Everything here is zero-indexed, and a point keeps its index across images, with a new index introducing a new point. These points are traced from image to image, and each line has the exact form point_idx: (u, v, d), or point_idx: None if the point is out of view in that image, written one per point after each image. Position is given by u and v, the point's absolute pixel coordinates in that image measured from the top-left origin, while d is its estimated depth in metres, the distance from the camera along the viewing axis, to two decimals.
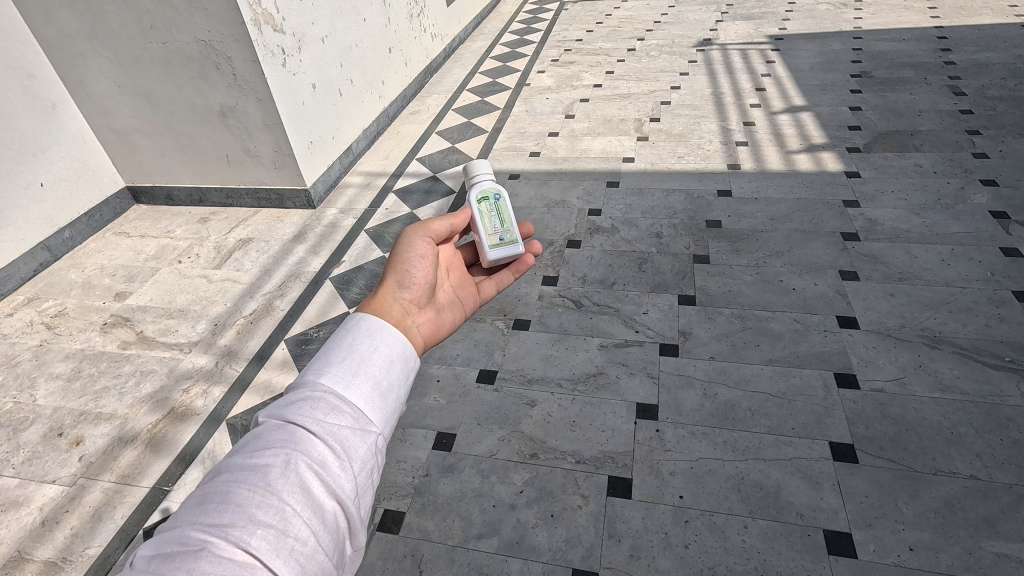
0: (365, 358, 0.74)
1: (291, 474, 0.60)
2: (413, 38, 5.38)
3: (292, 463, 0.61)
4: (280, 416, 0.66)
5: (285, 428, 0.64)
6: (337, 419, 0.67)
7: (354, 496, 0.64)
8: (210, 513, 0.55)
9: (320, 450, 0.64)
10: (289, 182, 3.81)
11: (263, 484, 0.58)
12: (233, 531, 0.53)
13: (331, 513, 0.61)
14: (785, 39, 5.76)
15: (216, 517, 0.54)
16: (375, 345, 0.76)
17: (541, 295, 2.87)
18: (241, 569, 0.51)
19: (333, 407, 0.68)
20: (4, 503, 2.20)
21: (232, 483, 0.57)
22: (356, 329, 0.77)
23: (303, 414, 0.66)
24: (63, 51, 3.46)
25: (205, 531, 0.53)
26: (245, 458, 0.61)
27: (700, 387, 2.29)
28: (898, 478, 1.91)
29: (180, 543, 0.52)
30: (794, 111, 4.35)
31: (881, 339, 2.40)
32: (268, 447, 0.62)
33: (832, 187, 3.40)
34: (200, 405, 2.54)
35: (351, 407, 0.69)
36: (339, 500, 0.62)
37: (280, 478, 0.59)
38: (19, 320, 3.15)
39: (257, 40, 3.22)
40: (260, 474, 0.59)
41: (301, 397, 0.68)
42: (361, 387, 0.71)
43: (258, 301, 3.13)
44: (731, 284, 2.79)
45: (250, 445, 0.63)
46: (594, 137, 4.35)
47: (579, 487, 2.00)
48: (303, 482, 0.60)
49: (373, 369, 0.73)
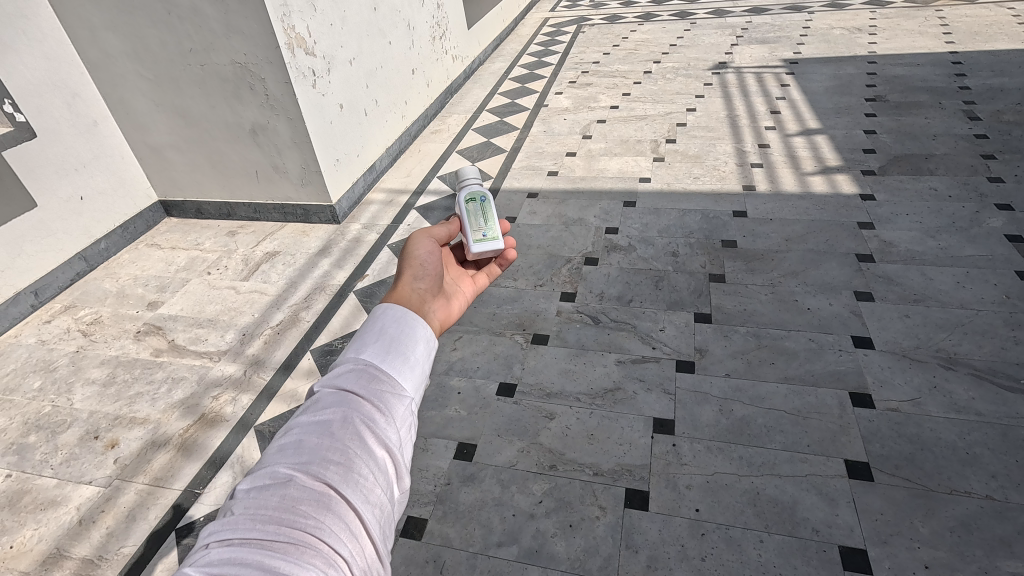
0: (400, 331, 0.76)
1: (350, 425, 0.64)
2: (435, 60, 5.55)
3: (348, 417, 0.65)
4: (331, 381, 0.69)
5: (338, 391, 0.68)
6: (382, 382, 0.70)
7: (399, 446, 0.68)
8: (288, 456, 0.61)
9: (370, 408, 0.68)
10: (315, 198, 3.94)
11: (327, 433, 0.63)
12: (310, 468, 0.59)
13: (384, 460, 0.66)
14: (800, 63, 5.85)
15: (295, 458, 0.60)
16: (406, 320, 0.77)
17: (559, 311, 2.94)
18: (318, 499, 0.57)
19: (377, 372, 0.71)
20: (43, 502, 2.30)
21: (300, 434, 0.62)
22: (387, 312, 0.78)
23: (351, 379, 0.69)
24: (106, 72, 3.64)
25: (288, 469, 0.59)
26: (307, 415, 0.65)
27: (716, 403, 2.34)
28: (913, 496, 1.93)
29: (269, 479, 0.58)
30: (809, 134, 4.42)
31: (896, 359, 2.43)
32: (326, 406, 0.66)
33: (847, 209, 3.46)
34: (229, 412, 2.63)
35: (392, 371, 0.72)
36: (390, 449, 0.66)
37: (340, 428, 0.63)
38: (56, 327, 3.28)
39: (290, 63, 3.37)
40: (323, 426, 0.64)
41: (346, 366, 0.71)
42: (399, 354, 0.73)
43: (285, 312, 3.23)
44: (747, 302, 2.84)
45: (307, 405, 0.67)
46: (611, 157, 4.45)
47: (597, 499, 2.05)
48: (360, 433, 0.65)
49: (408, 338, 0.75)
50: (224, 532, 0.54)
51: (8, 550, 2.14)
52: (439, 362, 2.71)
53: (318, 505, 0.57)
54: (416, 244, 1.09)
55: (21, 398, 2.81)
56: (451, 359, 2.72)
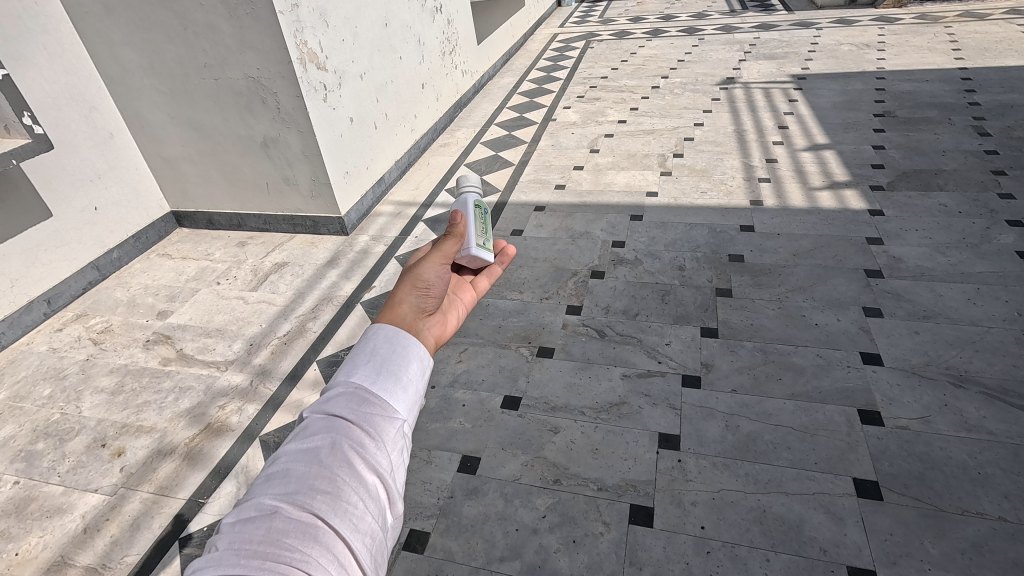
0: (389, 355, 0.75)
1: (339, 451, 0.63)
2: (445, 75, 5.62)
3: (337, 443, 0.64)
4: (321, 407, 0.69)
5: (328, 417, 0.67)
6: (373, 406, 0.69)
7: (391, 471, 0.67)
8: (275, 486, 0.59)
9: (359, 433, 0.67)
10: (324, 210, 3.98)
11: (316, 460, 0.62)
12: (298, 497, 0.58)
13: (375, 486, 0.65)
14: (808, 79, 5.87)
15: (282, 487, 0.59)
16: (396, 344, 0.76)
17: (565, 324, 2.94)
18: (304, 529, 0.55)
19: (368, 396, 0.70)
20: (50, 509, 2.31)
21: (288, 463, 0.61)
22: (378, 333, 0.77)
23: (341, 405, 0.69)
24: (123, 86, 3.72)
25: (275, 499, 0.58)
26: (295, 442, 0.64)
27: (722, 419, 2.32)
28: (923, 516, 1.90)
29: (255, 510, 0.57)
30: (816, 149, 4.42)
31: (905, 376, 2.40)
32: (314, 433, 0.65)
33: (855, 224, 3.44)
34: (235, 421, 2.64)
35: (381, 396, 0.71)
36: (381, 475, 0.65)
37: (329, 456, 0.62)
38: (68, 336, 3.33)
39: (302, 77, 3.43)
40: (311, 453, 0.63)
41: (336, 392, 0.70)
42: (387, 378, 0.72)
43: (292, 323, 3.25)
44: (754, 317, 2.83)
45: (296, 432, 0.66)
46: (618, 171, 4.47)
47: (601, 514, 2.03)
48: (350, 459, 0.64)
49: (396, 362, 0.74)
50: (207, 569, 0.51)
51: (13, 557, 2.15)
52: (444, 375, 2.71)
53: (302, 535, 0.55)
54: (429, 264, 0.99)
55: (31, 405, 2.84)
56: (456, 371, 2.73)
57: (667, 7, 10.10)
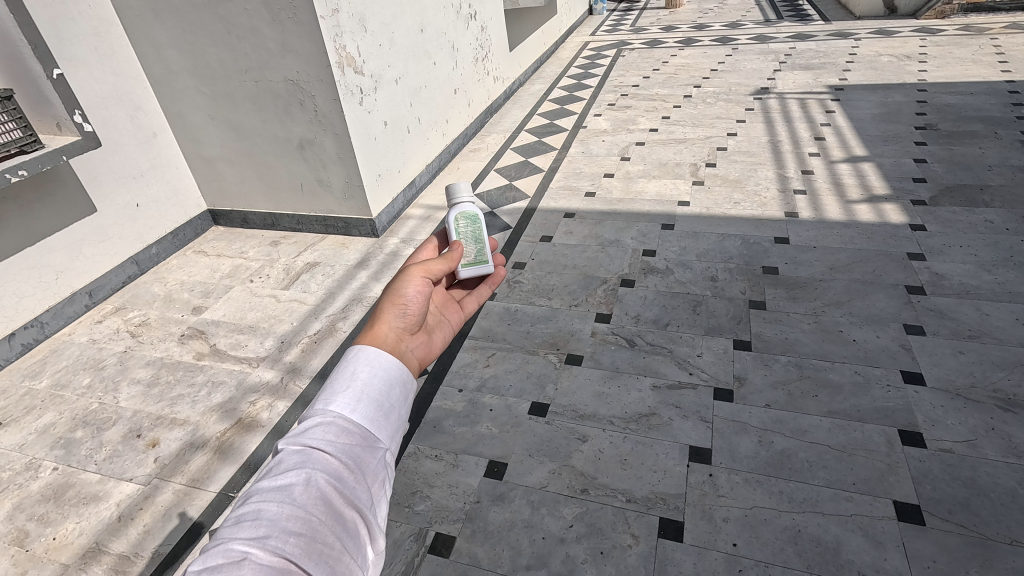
0: (368, 382, 0.79)
1: (313, 489, 0.65)
2: (477, 81, 5.66)
3: (313, 480, 0.66)
4: (296, 439, 0.70)
5: (303, 450, 0.69)
6: (351, 439, 0.73)
7: (370, 504, 0.70)
8: (245, 529, 0.60)
9: (336, 466, 0.69)
10: (356, 212, 4.03)
11: (290, 498, 0.63)
12: (270, 541, 0.59)
13: (352, 522, 0.67)
14: (846, 90, 5.75)
15: (252, 532, 0.60)
16: (375, 371, 0.81)
17: (594, 332, 2.92)
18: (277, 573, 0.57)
19: (345, 429, 0.73)
20: (86, 497, 2.37)
21: (260, 503, 0.62)
22: (359, 358, 0.81)
23: (317, 438, 0.71)
24: (167, 87, 3.83)
25: (245, 544, 0.59)
26: (268, 480, 0.66)
27: (755, 434, 2.26)
28: (969, 545, 1.82)
29: (224, 555, 0.57)
30: (854, 161, 4.32)
31: (949, 398, 2.32)
32: (289, 468, 0.67)
33: (895, 239, 3.34)
34: (265, 417, 2.68)
35: (359, 428, 0.75)
36: (359, 510, 0.68)
37: (303, 495, 0.64)
38: (107, 328, 3.42)
39: (340, 81, 3.48)
40: (285, 492, 0.64)
41: (312, 422, 0.73)
42: (366, 409, 0.76)
43: (322, 322, 3.29)
44: (789, 331, 2.76)
45: (269, 468, 0.67)
46: (649, 179, 4.44)
47: (630, 526, 2.00)
48: (325, 496, 0.66)
49: (376, 391, 0.79)
50: None
51: (50, 541, 2.21)
52: (471, 379, 2.72)
53: None
54: (406, 281, 1.08)
55: (71, 394, 2.93)
56: (483, 375, 2.73)
57: (700, 16, 10.03)
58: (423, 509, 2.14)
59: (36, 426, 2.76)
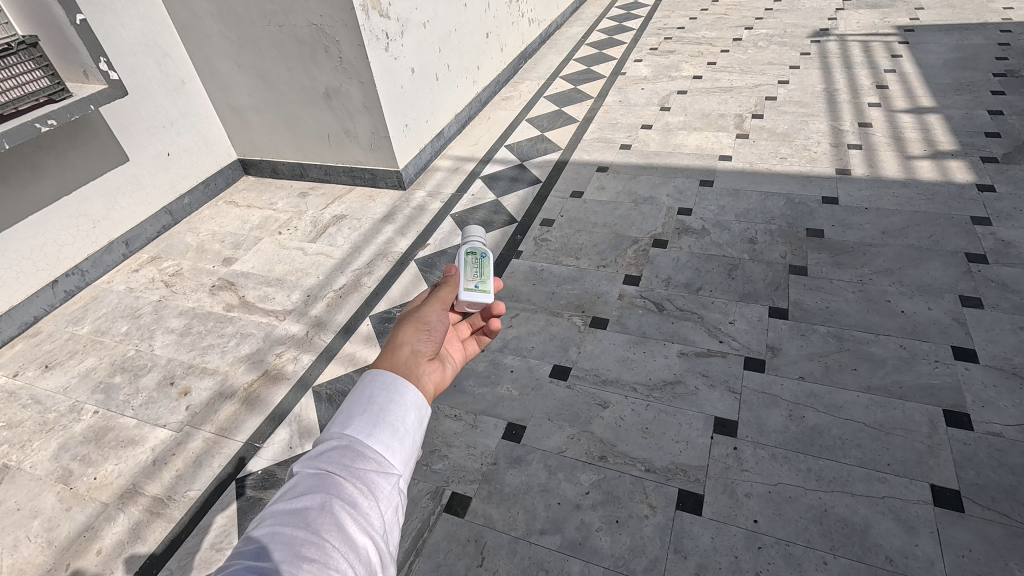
0: (385, 402, 0.74)
1: (328, 514, 0.61)
2: (511, 24, 5.36)
3: (327, 504, 0.62)
4: (311, 463, 0.67)
5: (318, 473, 0.66)
6: (367, 461, 0.69)
7: (382, 531, 0.65)
8: (257, 554, 0.56)
9: (350, 490, 0.65)
10: (383, 163, 3.96)
11: (303, 524, 0.60)
12: (282, 566, 0.55)
13: (365, 548, 0.62)
14: (916, 31, 5.22)
15: (264, 556, 0.56)
16: (392, 392, 0.76)
17: (621, 294, 2.81)
18: None
19: (362, 450, 0.69)
20: (124, 440, 2.48)
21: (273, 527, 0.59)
22: (375, 380, 0.77)
23: (333, 461, 0.67)
24: (193, 32, 3.74)
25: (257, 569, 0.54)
26: (282, 503, 0.62)
27: (786, 408, 2.16)
28: (1012, 535, 1.71)
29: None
30: (919, 112, 3.95)
31: (1004, 377, 2.14)
32: (303, 493, 0.63)
33: (959, 201, 3.07)
34: (291, 370, 2.72)
35: (375, 451, 0.70)
36: (372, 536, 0.63)
37: (317, 519, 0.60)
38: (143, 277, 3.51)
39: (364, 25, 3.32)
40: (299, 516, 0.61)
41: (328, 446, 0.69)
42: (383, 431, 0.72)
43: (348, 276, 3.27)
44: (830, 300, 2.59)
45: (282, 493, 0.64)
46: (690, 132, 4.17)
47: (647, 496, 1.96)
48: (339, 522, 0.62)
49: (393, 411, 0.74)
50: None
51: (92, 481, 2.33)
52: (494, 339, 2.67)
53: None
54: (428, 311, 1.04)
55: (110, 340, 3.04)
56: (506, 336, 2.68)
57: None
58: (441, 468, 2.16)
59: (79, 370, 2.89)
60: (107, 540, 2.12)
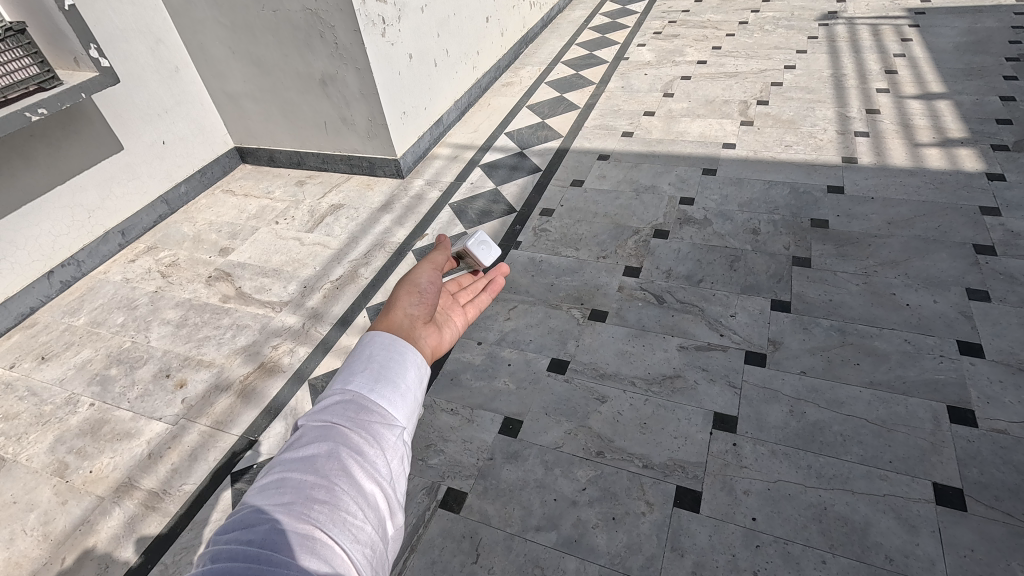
0: (389, 358, 0.68)
1: (335, 462, 0.56)
2: (512, 7, 5.25)
3: (334, 453, 0.56)
4: (315, 415, 0.61)
5: (322, 425, 0.60)
6: (372, 413, 0.62)
7: (392, 479, 0.60)
8: (260, 503, 0.51)
9: (357, 440, 0.59)
10: (381, 151, 3.90)
11: (310, 472, 0.54)
12: (287, 513, 0.49)
13: (373, 496, 0.57)
14: (927, 14, 5.08)
15: (267, 506, 0.50)
16: (396, 349, 0.69)
17: (621, 286, 2.77)
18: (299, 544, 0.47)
19: (367, 403, 0.63)
20: (120, 433, 2.47)
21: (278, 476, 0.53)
22: (377, 337, 0.70)
23: (337, 413, 0.61)
24: (186, 18, 3.67)
25: (258, 518, 0.49)
26: (288, 453, 0.57)
27: (787, 403, 2.13)
28: (1014, 535, 1.68)
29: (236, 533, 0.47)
30: (929, 98, 3.86)
31: (1010, 373, 2.10)
32: (307, 445, 0.58)
33: (968, 190, 3.00)
34: (287, 362, 2.70)
35: (381, 404, 0.64)
36: (380, 483, 0.58)
37: (325, 466, 0.55)
38: (139, 267, 3.48)
39: (360, 10, 3.24)
40: (305, 465, 0.55)
41: (331, 399, 0.63)
42: (389, 384, 0.65)
43: (345, 267, 3.24)
44: (834, 292, 2.54)
45: (286, 445, 0.58)
46: (693, 119, 4.09)
47: (644, 493, 1.94)
48: (347, 469, 0.56)
49: (398, 365, 0.67)
50: None
51: (88, 474, 2.33)
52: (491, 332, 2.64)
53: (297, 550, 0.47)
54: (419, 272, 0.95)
55: (106, 332, 3.02)
56: (503, 329, 2.64)
57: None
58: (437, 463, 2.14)
59: (75, 361, 2.87)
60: (102, 534, 2.11)
